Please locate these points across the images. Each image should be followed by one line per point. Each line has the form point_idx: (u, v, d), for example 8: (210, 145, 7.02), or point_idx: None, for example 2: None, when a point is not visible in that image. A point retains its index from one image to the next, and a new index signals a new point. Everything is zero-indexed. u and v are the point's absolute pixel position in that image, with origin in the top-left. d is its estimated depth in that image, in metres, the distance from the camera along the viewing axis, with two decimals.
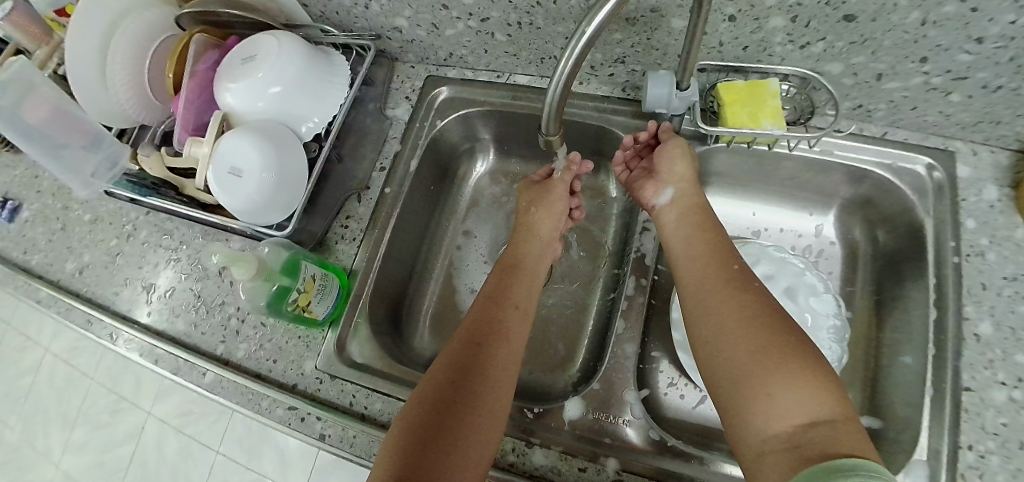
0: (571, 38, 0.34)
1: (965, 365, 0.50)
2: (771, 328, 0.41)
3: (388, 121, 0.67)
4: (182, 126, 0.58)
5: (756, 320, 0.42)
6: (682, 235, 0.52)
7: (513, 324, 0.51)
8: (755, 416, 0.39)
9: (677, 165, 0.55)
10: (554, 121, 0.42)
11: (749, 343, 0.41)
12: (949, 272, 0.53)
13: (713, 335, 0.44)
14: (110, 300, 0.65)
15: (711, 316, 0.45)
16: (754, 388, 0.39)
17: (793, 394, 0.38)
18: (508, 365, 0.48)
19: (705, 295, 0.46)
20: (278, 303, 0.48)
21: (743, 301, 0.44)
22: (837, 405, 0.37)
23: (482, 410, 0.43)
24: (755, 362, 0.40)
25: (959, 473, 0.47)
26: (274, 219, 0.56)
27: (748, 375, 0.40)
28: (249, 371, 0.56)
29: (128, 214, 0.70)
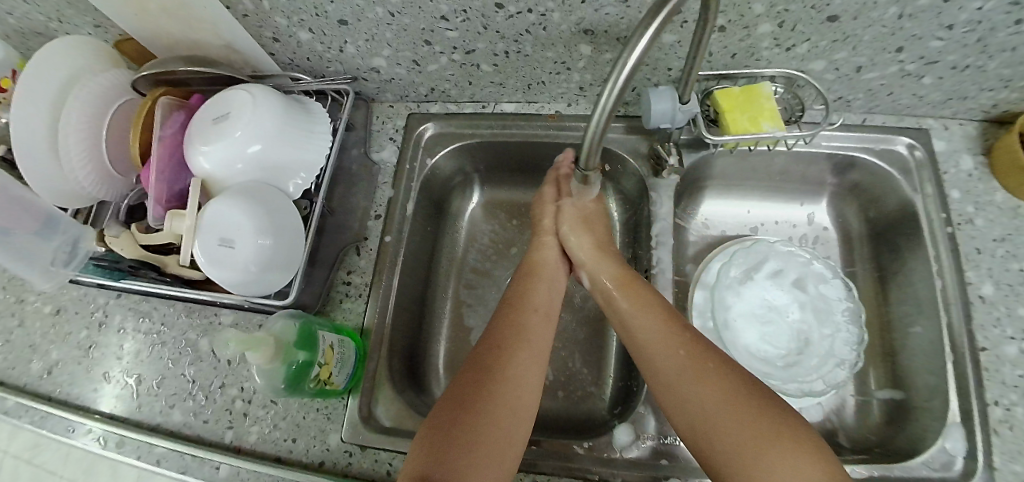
0: (615, 67, 0.34)
1: (977, 326, 0.52)
2: (745, 401, 0.40)
3: (376, 166, 0.63)
4: (152, 200, 0.52)
5: (728, 398, 0.40)
6: (636, 316, 0.48)
7: (526, 360, 0.46)
8: None
9: (580, 238, 0.55)
10: (593, 155, 0.42)
11: (726, 422, 0.39)
12: (946, 242, 0.55)
13: (692, 418, 0.41)
14: (89, 399, 0.58)
15: (681, 396, 0.42)
16: (742, 470, 0.37)
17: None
18: (534, 361, 0.46)
19: (669, 372, 0.44)
20: (299, 380, 0.44)
21: (707, 376, 0.42)
22: (831, 480, 0.36)
23: (492, 450, 0.40)
24: (739, 445, 0.38)
25: (992, 430, 0.49)
26: (275, 286, 0.51)
27: (734, 457, 0.38)
28: (267, 455, 0.52)
29: (97, 300, 0.63)
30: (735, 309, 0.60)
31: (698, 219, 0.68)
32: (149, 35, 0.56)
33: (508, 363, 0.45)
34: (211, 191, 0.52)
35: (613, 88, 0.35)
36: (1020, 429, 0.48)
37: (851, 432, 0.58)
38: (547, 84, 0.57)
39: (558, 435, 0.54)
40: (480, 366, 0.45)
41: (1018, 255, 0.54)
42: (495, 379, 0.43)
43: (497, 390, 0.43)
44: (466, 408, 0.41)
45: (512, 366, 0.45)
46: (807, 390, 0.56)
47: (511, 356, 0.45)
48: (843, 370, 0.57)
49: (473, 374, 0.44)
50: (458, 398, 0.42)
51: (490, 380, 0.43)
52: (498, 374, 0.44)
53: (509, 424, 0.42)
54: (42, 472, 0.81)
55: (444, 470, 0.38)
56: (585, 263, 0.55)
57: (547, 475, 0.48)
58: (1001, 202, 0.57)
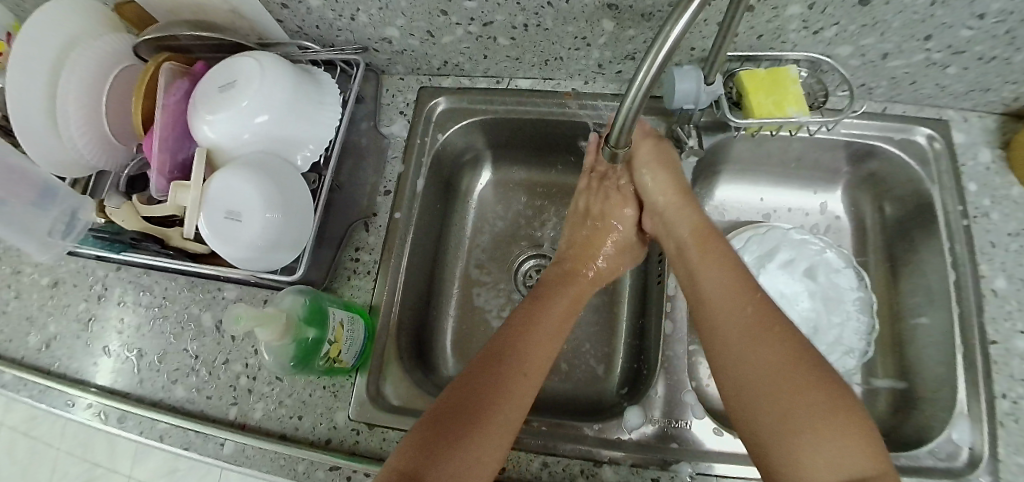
0: (655, 40, 0.32)
1: (989, 319, 0.52)
2: (812, 384, 0.38)
3: (386, 140, 0.60)
4: (155, 169, 0.50)
5: (799, 369, 0.39)
6: (715, 279, 0.46)
7: (545, 336, 0.47)
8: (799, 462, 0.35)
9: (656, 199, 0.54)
10: (627, 132, 0.40)
11: (793, 393, 0.37)
12: (962, 235, 0.55)
13: (756, 384, 0.39)
14: (89, 373, 0.57)
15: (753, 361, 0.40)
16: (782, 438, 0.36)
17: (832, 445, 0.35)
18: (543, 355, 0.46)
19: (738, 334, 0.42)
20: (308, 358, 0.43)
21: (779, 344, 0.40)
22: (871, 460, 0.35)
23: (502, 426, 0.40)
24: (789, 402, 0.37)
25: (999, 421, 0.49)
26: (282, 261, 0.49)
27: (782, 422, 0.37)
28: (272, 432, 0.51)
29: (95, 272, 0.62)
30: None
31: (713, 205, 0.67)
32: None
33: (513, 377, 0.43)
34: (216, 163, 0.50)
35: (649, 65, 0.33)
36: None
37: None
38: (565, 60, 0.55)
39: (570, 417, 0.54)
40: (478, 372, 0.43)
41: None
42: (496, 369, 0.43)
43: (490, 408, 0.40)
44: (451, 416, 0.39)
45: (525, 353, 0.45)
46: None
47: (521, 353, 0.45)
48: (851, 358, 0.57)
49: (478, 375, 0.43)
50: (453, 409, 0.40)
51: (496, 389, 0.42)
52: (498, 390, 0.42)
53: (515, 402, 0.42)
54: (39, 446, 0.81)
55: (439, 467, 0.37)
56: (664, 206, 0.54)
57: (559, 456, 0.48)
58: (1017, 196, 0.56)
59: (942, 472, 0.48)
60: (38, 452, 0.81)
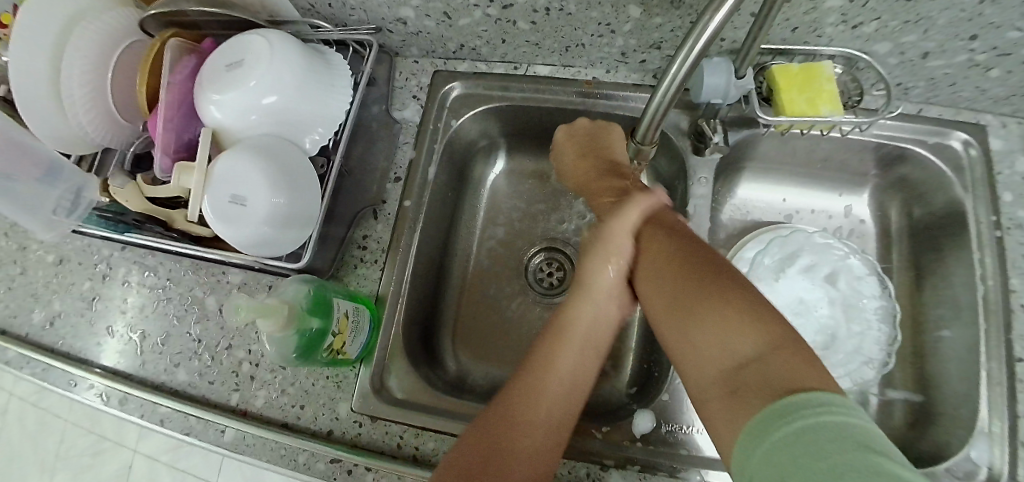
0: (689, 34, 0.29)
1: (1017, 337, 0.50)
2: (699, 273, 0.38)
3: (397, 125, 0.58)
4: (160, 148, 0.49)
5: (689, 269, 0.39)
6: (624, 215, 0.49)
7: (573, 367, 0.43)
8: (701, 355, 0.35)
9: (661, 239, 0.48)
10: (652, 128, 0.38)
11: (683, 289, 0.38)
12: (994, 247, 0.52)
13: (649, 297, 0.42)
14: (93, 353, 0.57)
15: (654, 273, 0.42)
16: (679, 337, 0.37)
17: (724, 332, 0.35)
18: (573, 383, 0.43)
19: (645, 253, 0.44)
20: (311, 351, 0.42)
21: (674, 250, 0.42)
22: (764, 340, 0.33)
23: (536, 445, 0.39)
24: (680, 298, 0.38)
25: (1021, 442, 0.48)
26: (287, 248, 0.48)
27: (682, 321, 0.37)
28: (274, 421, 0.50)
29: (100, 251, 0.60)
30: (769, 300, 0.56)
31: (733, 203, 0.64)
32: None
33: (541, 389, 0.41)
34: (222, 143, 0.49)
35: (684, 56, 0.30)
36: None
37: None
38: (586, 47, 0.53)
39: (578, 418, 0.53)
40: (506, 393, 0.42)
41: None
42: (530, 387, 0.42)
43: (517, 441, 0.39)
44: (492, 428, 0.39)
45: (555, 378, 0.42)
46: None
47: (551, 377, 0.42)
48: (870, 369, 0.54)
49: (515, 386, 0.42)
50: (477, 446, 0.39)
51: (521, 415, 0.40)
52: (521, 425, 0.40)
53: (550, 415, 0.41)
54: (47, 419, 0.81)
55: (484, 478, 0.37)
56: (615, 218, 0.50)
57: (564, 458, 0.46)
58: None
59: None
60: (45, 424, 0.81)
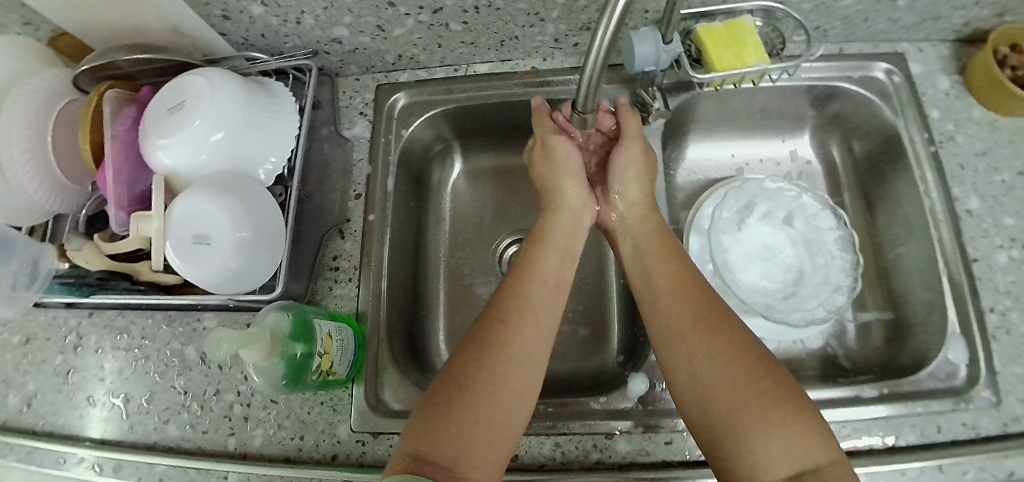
0: (605, 9, 0.31)
1: (969, 238, 0.54)
2: (755, 376, 0.38)
3: (349, 144, 0.56)
4: (112, 203, 0.48)
5: (756, 369, 0.38)
6: (643, 262, 0.49)
7: (537, 312, 0.44)
8: (750, 455, 0.36)
9: (630, 186, 0.53)
10: (590, 97, 0.40)
11: (746, 396, 0.37)
12: (932, 162, 0.56)
13: (701, 373, 0.40)
14: (78, 427, 0.55)
15: (693, 352, 0.41)
16: (734, 434, 0.37)
17: (779, 439, 0.35)
18: (539, 338, 0.43)
19: (681, 325, 0.43)
20: (300, 375, 0.42)
21: (737, 344, 0.40)
22: (818, 448, 0.35)
23: (495, 412, 0.39)
24: (742, 407, 0.37)
25: (991, 334, 0.51)
26: (259, 280, 0.48)
27: (730, 417, 0.37)
28: (276, 457, 0.49)
29: (67, 322, 0.59)
30: (735, 249, 0.58)
31: (682, 166, 0.66)
32: (88, 28, 0.51)
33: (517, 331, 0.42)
34: (175, 189, 0.49)
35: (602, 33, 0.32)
36: (1017, 332, 0.51)
37: (853, 355, 0.59)
38: (520, 38, 0.55)
39: (576, 394, 0.54)
40: (462, 370, 0.40)
41: (998, 167, 0.56)
42: (498, 347, 0.41)
43: (469, 394, 0.39)
44: (445, 413, 0.38)
45: (518, 330, 0.43)
46: (810, 317, 0.55)
47: (515, 334, 0.42)
48: (841, 295, 0.56)
49: (469, 363, 0.41)
50: (437, 391, 0.40)
51: (483, 362, 0.40)
52: (499, 347, 0.41)
53: (530, 360, 0.42)
54: None
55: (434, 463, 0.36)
56: (622, 177, 0.53)
57: (569, 434, 0.47)
58: (978, 118, 0.58)
59: (944, 393, 0.50)
60: None
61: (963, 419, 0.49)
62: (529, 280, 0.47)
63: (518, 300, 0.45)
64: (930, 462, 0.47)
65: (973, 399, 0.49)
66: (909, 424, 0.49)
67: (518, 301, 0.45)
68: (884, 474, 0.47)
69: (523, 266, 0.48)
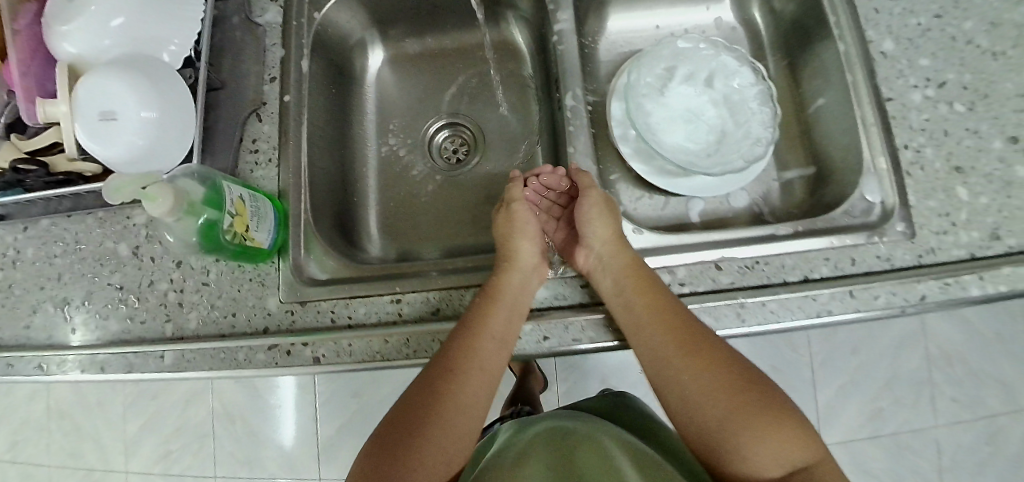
0: None
1: (882, 81, 0.54)
2: (741, 387, 0.42)
3: (260, 29, 0.56)
4: (20, 96, 0.48)
5: (737, 383, 0.42)
6: (621, 298, 0.45)
7: (487, 353, 0.44)
8: (744, 462, 0.39)
9: (601, 226, 0.49)
10: None
11: (734, 409, 0.40)
12: (844, 9, 0.56)
13: (691, 394, 0.43)
14: (24, 334, 0.56)
15: (686, 379, 0.43)
16: (728, 447, 0.40)
17: (767, 443, 0.39)
18: (485, 375, 0.45)
19: (668, 350, 0.44)
20: (212, 235, 0.42)
21: (718, 365, 0.42)
22: (805, 449, 0.39)
23: (448, 448, 0.42)
24: (733, 418, 0.40)
25: (906, 171, 0.52)
26: (176, 160, 0.49)
27: (723, 429, 0.40)
28: (211, 335, 0.50)
29: (2, 238, 0.59)
30: (658, 113, 0.59)
31: (607, 40, 0.65)
32: None
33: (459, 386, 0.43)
34: None
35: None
36: (930, 167, 0.52)
37: (777, 210, 0.61)
38: None
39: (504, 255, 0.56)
40: (427, 401, 0.43)
41: (911, 10, 0.56)
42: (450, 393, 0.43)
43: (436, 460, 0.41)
44: (413, 437, 0.41)
45: (466, 373, 0.44)
46: (726, 167, 0.56)
47: (462, 377, 0.44)
48: (761, 147, 0.56)
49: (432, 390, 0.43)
50: (382, 438, 0.42)
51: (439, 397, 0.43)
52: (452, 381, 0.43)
53: (474, 401, 0.44)
54: None
55: None
56: (591, 222, 0.50)
57: None
58: None
59: (856, 228, 0.52)
60: None
61: (877, 253, 0.50)
62: (478, 327, 0.44)
63: (463, 344, 0.44)
64: (842, 287, 0.48)
65: (886, 231, 0.50)
66: (825, 257, 0.50)
67: (463, 346, 0.44)
68: (794, 300, 0.48)
69: (473, 315, 0.45)
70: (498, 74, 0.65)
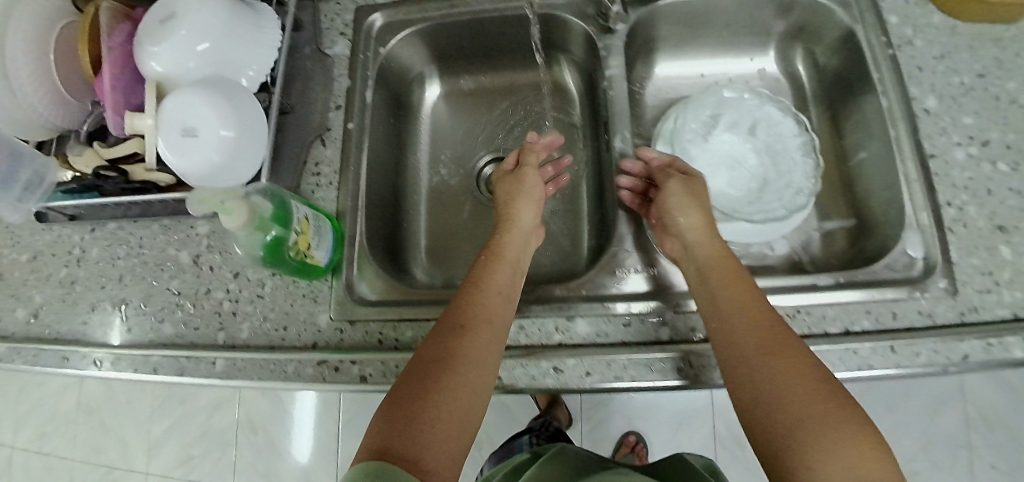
0: None
1: (925, 137, 0.55)
2: (826, 390, 0.36)
3: (329, 60, 0.60)
4: (111, 109, 0.52)
5: (827, 385, 0.36)
6: (710, 286, 0.44)
7: (487, 311, 0.44)
8: (817, 467, 0.33)
9: (692, 216, 0.49)
10: None
11: (817, 407, 0.35)
12: (888, 67, 0.57)
13: (772, 385, 0.37)
14: (82, 331, 0.59)
15: (767, 366, 0.38)
16: (801, 446, 0.34)
17: (845, 449, 0.33)
18: (488, 349, 0.42)
19: (755, 338, 0.39)
20: (277, 251, 0.45)
21: (806, 364, 0.38)
22: (887, 473, 0.33)
23: (447, 418, 0.37)
24: (814, 417, 0.34)
25: (947, 227, 0.52)
26: (245, 176, 0.52)
27: (801, 423, 0.34)
28: (261, 346, 0.52)
29: (70, 238, 0.63)
30: (701, 158, 0.61)
31: (654, 84, 0.68)
32: None
33: (470, 335, 0.42)
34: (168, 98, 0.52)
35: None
36: (973, 225, 0.52)
37: (816, 258, 0.61)
38: None
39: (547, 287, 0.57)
40: (423, 363, 0.40)
41: (956, 69, 0.57)
42: (447, 359, 0.40)
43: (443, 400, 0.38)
44: (406, 407, 0.37)
45: (466, 336, 0.42)
46: (770, 217, 0.57)
47: (464, 342, 0.41)
48: (803, 197, 0.58)
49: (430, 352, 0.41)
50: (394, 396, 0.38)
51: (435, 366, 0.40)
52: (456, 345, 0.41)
53: (479, 369, 0.41)
54: None
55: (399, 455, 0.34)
56: (677, 206, 0.50)
57: (531, 318, 0.50)
58: (938, 23, 0.59)
59: (901, 283, 0.52)
60: None
61: (919, 308, 0.50)
62: (484, 290, 0.46)
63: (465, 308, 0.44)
64: (883, 341, 0.49)
65: (928, 287, 0.51)
66: (866, 310, 0.51)
67: (465, 310, 0.44)
68: (835, 353, 0.49)
69: (479, 276, 0.47)
70: (551, 114, 0.68)
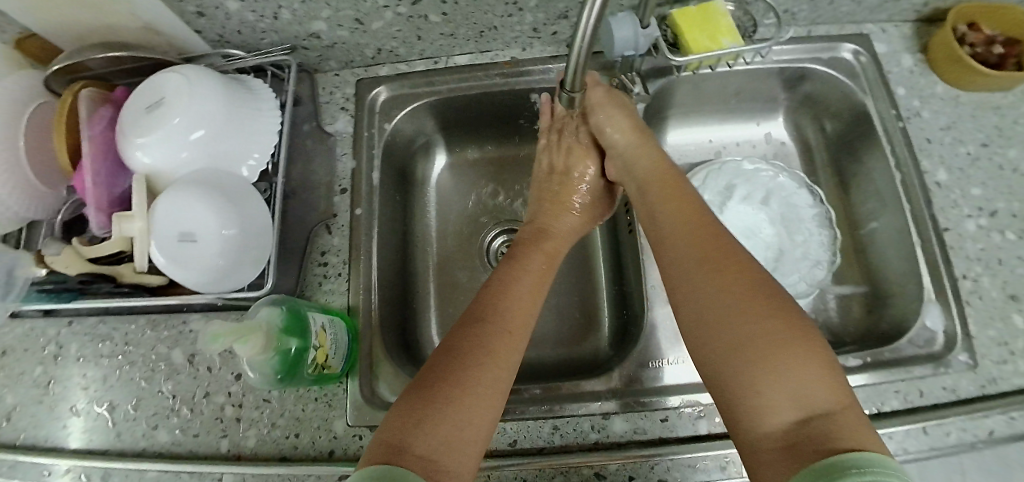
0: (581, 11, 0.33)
1: (939, 210, 0.56)
2: (761, 305, 0.35)
3: (331, 138, 0.57)
4: (92, 206, 0.47)
5: (767, 303, 0.35)
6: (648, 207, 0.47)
7: (524, 291, 0.45)
8: (750, 403, 0.33)
9: (609, 131, 0.52)
10: (578, 76, 0.41)
11: (748, 326, 0.34)
12: (898, 138, 0.58)
13: (703, 311, 0.37)
14: (59, 439, 0.53)
15: (701, 288, 0.38)
16: (734, 371, 0.34)
17: (785, 371, 0.32)
18: (528, 308, 0.43)
19: (692, 264, 0.40)
20: (296, 370, 0.42)
21: (744, 282, 0.37)
22: (828, 391, 0.32)
23: (493, 371, 0.37)
24: (750, 345, 0.34)
25: (965, 300, 0.52)
26: (248, 278, 0.48)
27: (735, 345, 0.34)
28: (271, 457, 0.48)
29: (46, 332, 0.57)
30: None
31: (665, 150, 0.68)
32: (58, 29, 0.50)
33: (503, 297, 0.43)
34: (157, 189, 0.48)
35: (581, 27, 0.34)
36: (988, 297, 0.52)
37: (834, 327, 0.61)
38: (499, 29, 0.55)
39: (570, 377, 0.56)
40: (457, 327, 0.40)
41: (963, 140, 0.58)
42: (480, 319, 0.40)
43: (500, 346, 0.38)
44: (438, 369, 0.36)
45: (504, 300, 0.43)
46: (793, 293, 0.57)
47: (500, 302, 0.42)
48: (820, 269, 0.58)
49: (463, 319, 0.41)
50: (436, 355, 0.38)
51: (474, 324, 0.40)
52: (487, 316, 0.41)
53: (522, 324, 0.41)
54: None
55: (421, 434, 0.32)
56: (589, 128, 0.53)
57: (566, 417, 0.47)
58: (941, 94, 0.60)
59: (922, 359, 0.51)
60: None
61: (943, 383, 0.50)
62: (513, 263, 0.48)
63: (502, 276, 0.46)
64: (915, 423, 0.48)
65: (951, 362, 0.50)
66: (893, 389, 0.50)
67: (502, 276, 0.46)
68: None
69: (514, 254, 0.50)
70: None
